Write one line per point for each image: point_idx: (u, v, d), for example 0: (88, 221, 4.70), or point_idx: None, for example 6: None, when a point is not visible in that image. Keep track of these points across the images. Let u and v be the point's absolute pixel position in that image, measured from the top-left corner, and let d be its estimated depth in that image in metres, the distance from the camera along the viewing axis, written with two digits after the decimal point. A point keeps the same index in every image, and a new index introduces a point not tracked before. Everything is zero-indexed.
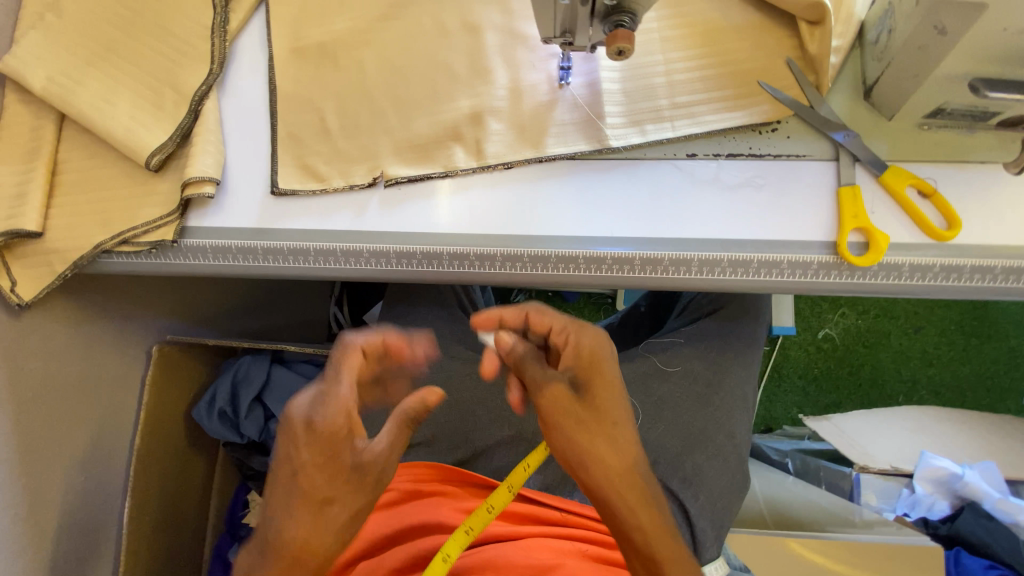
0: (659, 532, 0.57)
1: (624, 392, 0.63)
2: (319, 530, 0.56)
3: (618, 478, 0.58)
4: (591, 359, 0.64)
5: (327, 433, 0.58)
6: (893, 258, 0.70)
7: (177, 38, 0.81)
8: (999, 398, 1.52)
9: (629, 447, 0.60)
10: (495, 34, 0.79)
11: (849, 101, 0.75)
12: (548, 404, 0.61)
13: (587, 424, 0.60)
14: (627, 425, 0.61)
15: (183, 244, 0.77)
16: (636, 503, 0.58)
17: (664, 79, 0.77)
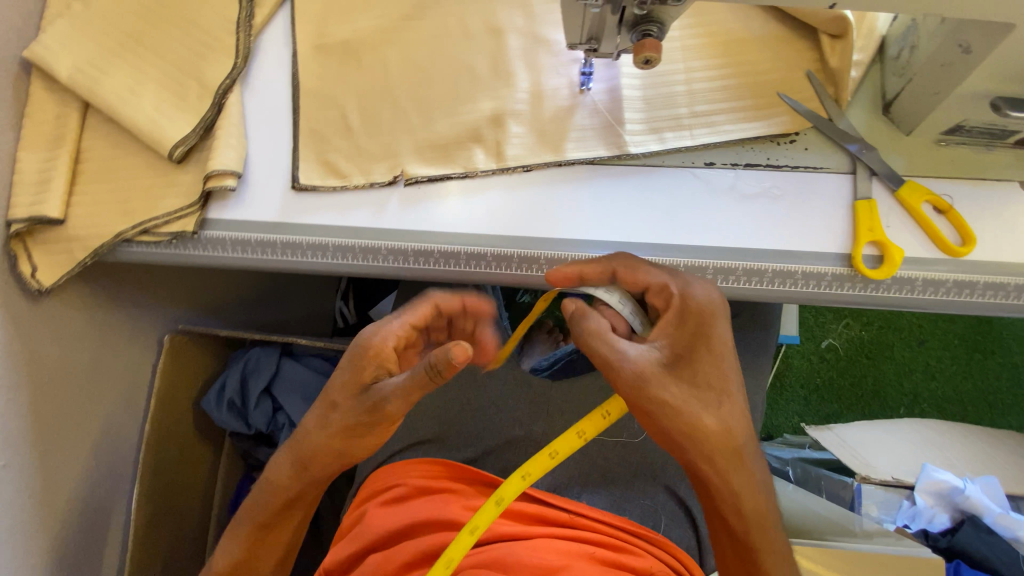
0: (751, 502, 0.60)
1: (731, 355, 0.61)
2: (317, 435, 0.68)
3: (725, 450, 0.60)
4: (697, 323, 0.61)
5: (357, 359, 0.67)
6: (906, 272, 0.71)
7: (202, 31, 0.82)
8: (1001, 413, 1.52)
9: (733, 419, 0.60)
10: (518, 37, 0.80)
11: (867, 115, 0.76)
12: (641, 378, 0.59)
13: (692, 397, 0.59)
14: (732, 396, 0.60)
15: (203, 235, 0.78)
16: (736, 472, 0.60)
17: (685, 87, 0.77)
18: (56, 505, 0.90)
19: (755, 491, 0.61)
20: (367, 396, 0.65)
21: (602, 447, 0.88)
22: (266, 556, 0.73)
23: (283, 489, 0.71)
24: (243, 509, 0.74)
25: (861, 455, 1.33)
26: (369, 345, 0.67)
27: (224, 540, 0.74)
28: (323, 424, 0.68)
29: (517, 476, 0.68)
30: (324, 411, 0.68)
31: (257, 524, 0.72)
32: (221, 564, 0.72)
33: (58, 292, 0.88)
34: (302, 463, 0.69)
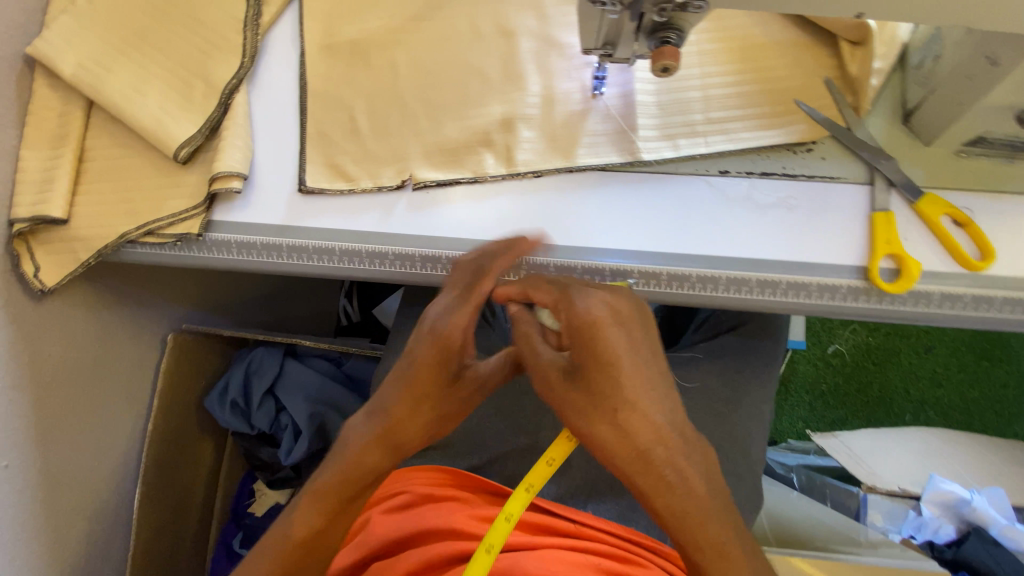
0: (679, 509, 0.51)
1: (628, 359, 0.52)
2: (410, 416, 0.63)
3: (630, 459, 0.52)
4: (582, 328, 0.54)
5: (453, 342, 0.61)
6: (922, 286, 0.69)
7: (209, 29, 0.80)
8: (1008, 421, 1.51)
9: (641, 427, 0.52)
10: (530, 40, 0.78)
11: (886, 125, 0.74)
12: (547, 392, 0.57)
13: (588, 409, 0.53)
14: (638, 398, 0.52)
15: (208, 238, 0.76)
16: (652, 483, 0.52)
17: (700, 93, 0.76)
18: (59, 505, 0.90)
19: (681, 497, 0.51)
20: (460, 383, 0.65)
21: None
22: (340, 531, 0.64)
23: (367, 471, 0.63)
24: (323, 480, 0.63)
25: (867, 465, 1.35)
26: (459, 334, 0.61)
27: (297, 509, 0.63)
28: (416, 407, 0.63)
29: (521, 489, 0.71)
30: (415, 393, 0.63)
31: (342, 499, 0.63)
32: (299, 538, 0.61)
33: (62, 291, 0.87)
34: (392, 447, 0.63)
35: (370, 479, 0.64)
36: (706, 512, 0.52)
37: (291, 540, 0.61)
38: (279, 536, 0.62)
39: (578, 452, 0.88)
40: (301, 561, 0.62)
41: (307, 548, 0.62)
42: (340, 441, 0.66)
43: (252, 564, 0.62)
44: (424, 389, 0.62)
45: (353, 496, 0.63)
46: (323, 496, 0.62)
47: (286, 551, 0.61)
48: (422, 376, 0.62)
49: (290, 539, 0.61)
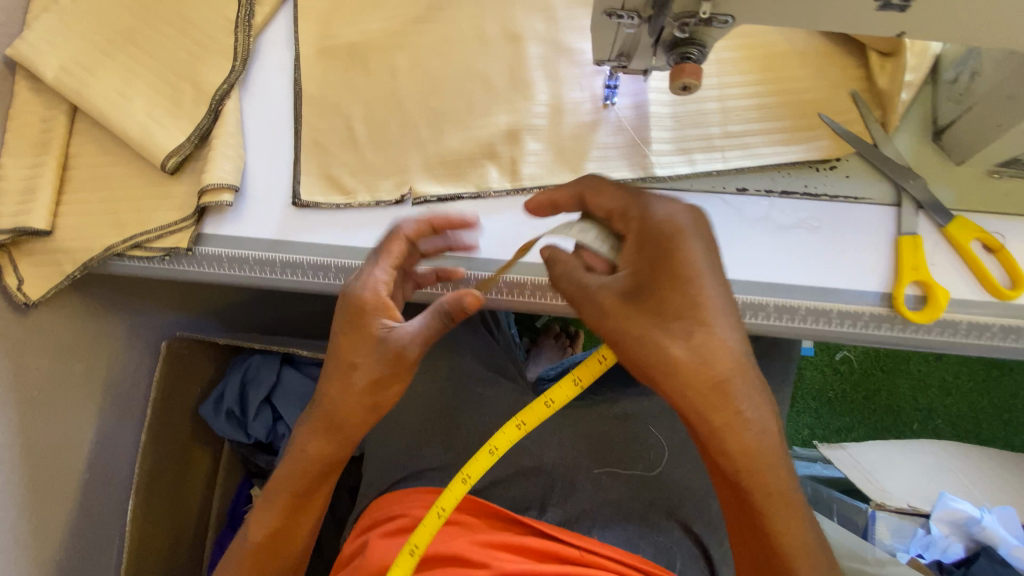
0: (742, 440, 0.52)
1: (709, 272, 0.51)
2: (334, 395, 0.62)
3: (705, 389, 0.50)
4: (660, 241, 0.52)
5: (364, 305, 0.60)
6: (950, 314, 0.66)
7: (198, 30, 0.76)
8: (1016, 432, 1.48)
9: (718, 349, 0.50)
10: (538, 45, 0.74)
11: (915, 142, 0.70)
12: (603, 317, 0.52)
13: (659, 332, 0.50)
14: (714, 324, 0.50)
15: (198, 252, 0.73)
16: (724, 416, 0.51)
17: (717, 105, 0.71)
18: (48, 519, 0.88)
19: (752, 433, 0.52)
20: (384, 345, 0.59)
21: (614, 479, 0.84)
22: (298, 526, 0.68)
23: (309, 460, 0.65)
24: (273, 483, 0.68)
25: (875, 480, 1.28)
26: (369, 294, 0.61)
27: (256, 513, 0.68)
28: (342, 384, 0.61)
29: (483, 453, 0.68)
30: (340, 371, 0.61)
31: (290, 495, 0.67)
32: (259, 539, 0.67)
33: (48, 303, 0.84)
34: (328, 430, 0.64)
35: (318, 468, 0.66)
36: (765, 447, 0.53)
37: (255, 542, 0.67)
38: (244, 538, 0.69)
39: (583, 474, 0.85)
40: (264, 556, 0.67)
41: (268, 546, 0.67)
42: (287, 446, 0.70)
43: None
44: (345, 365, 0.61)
45: (306, 488, 0.66)
46: (276, 499, 0.67)
47: (251, 552, 0.67)
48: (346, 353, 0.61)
49: (252, 542, 0.67)
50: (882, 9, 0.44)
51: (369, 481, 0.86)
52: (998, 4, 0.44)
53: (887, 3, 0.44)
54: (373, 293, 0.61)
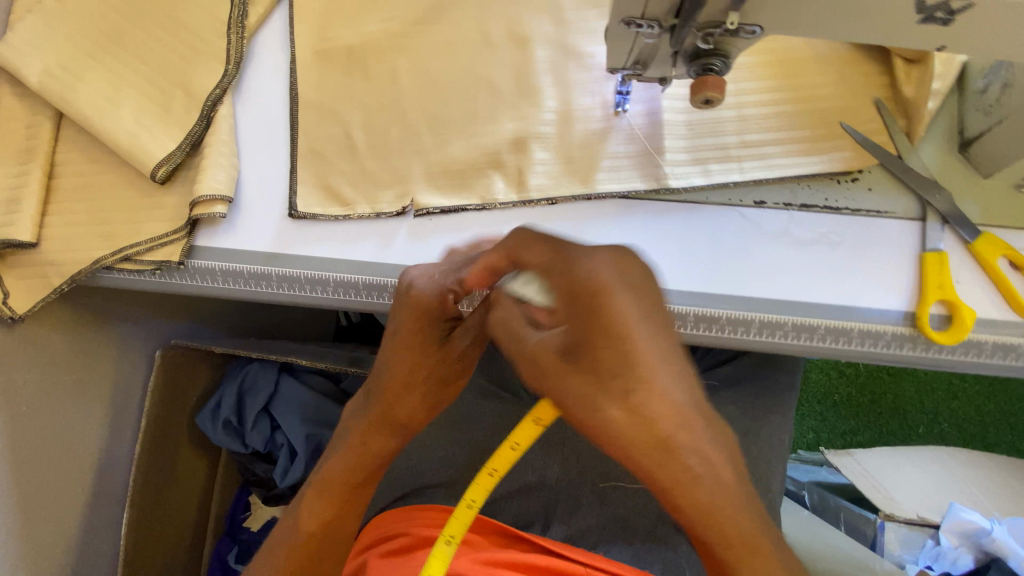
0: (711, 515, 0.37)
1: (641, 327, 0.39)
2: (395, 392, 0.56)
3: (647, 455, 0.37)
4: (585, 297, 0.40)
5: (430, 305, 0.55)
6: (975, 335, 0.63)
7: (189, 32, 0.72)
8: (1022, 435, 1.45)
9: (663, 412, 0.37)
10: (546, 48, 0.70)
11: (941, 153, 0.67)
12: (534, 371, 0.42)
13: (591, 396, 0.39)
14: (657, 377, 0.38)
15: (190, 265, 0.70)
16: (673, 479, 0.37)
17: (734, 113, 0.68)
18: (39, 537, 0.85)
19: (713, 500, 0.37)
20: (449, 345, 0.56)
21: (622, 497, 0.81)
22: (350, 518, 0.61)
23: (367, 454, 0.59)
24: (325, 472, 0.60)
25: (886, 491, 1.23)
26: (435, 295, 0.55)
27: (305, 501, 0.61)
28: (405, 384, 0.56)
29: (483, 474, 0.59)
30: (399, 367, 0.55)
31: (346, 488, 0.60)
32: (310, 531, 0.59)
33: (36, 316, 0.81)
34: (386, 426, 0.57)
35: (376, 463, 0.60)
36: (745, 525, 0.38)
37: (304, 532, 0.60)
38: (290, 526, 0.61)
39: (590, 491, 0.82)
40: (317, 549, 0.59)
41: (321, 540, 0.60)
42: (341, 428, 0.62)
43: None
44: (405, 365, 0.55)
45: (362, 481, 0.60)
46: (329, 488, 0.60)
47: (299, 544, 0.59)
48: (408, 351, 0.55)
49: (299, 531, 0.60)
50: (924, 22, 0.41)
51: (369, 498, 0.83)
52: None
53: (929, 16, 0.41)
54: (440, 293, 0.55)
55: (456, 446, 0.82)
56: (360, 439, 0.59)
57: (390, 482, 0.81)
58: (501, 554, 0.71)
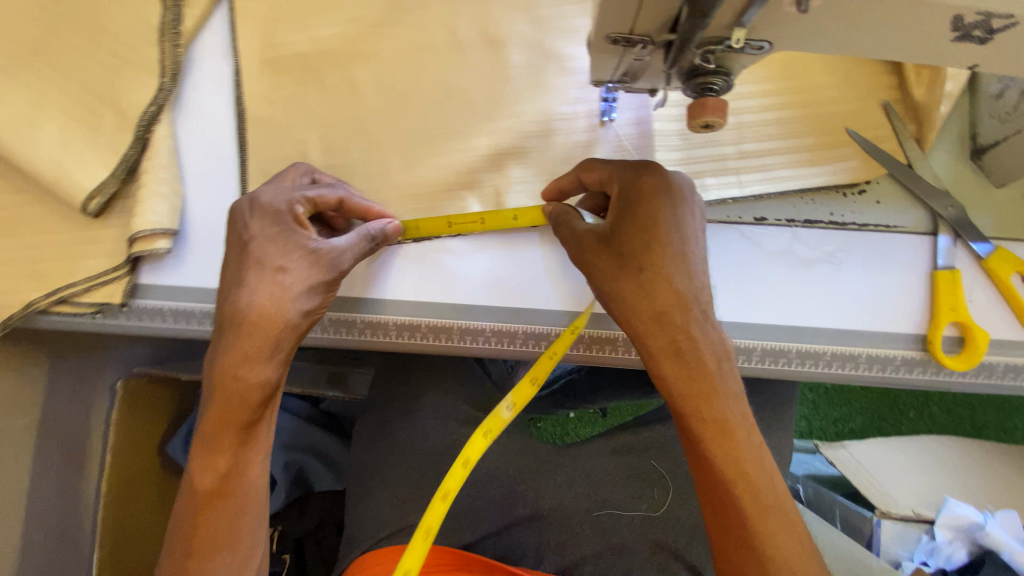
0: (688, 371, 0.49)
1: (671, 226, 0.51)
2: (262, 304, 0.51)
3: (649, 320, 0.50)
4: (634, 198, 0.52)
5: (275, 211, 0.53)
6: (988, 357, 0.59)
7: (118, 41, 0.64)
8: (1012, 415, 1.39)
9: (666, 285, 0.50)
10: (522, 50, 0.63)
11: (953, 160, 0.62)
12: (581, 255, 0.54)
13: (614, 268, 0.51)
14: (668, 265, 0.50)
15: (135, 306, 0.63)
16: (660, 343, 0.50)
17: (732, 119, 0.62)
18: None
19: (685, 363, 0.49)
20: (308, 250, 0.53)
21: (618, 526, 0.76)
22: (255, 463, 0.54)
23: (248, 388, 0.52)
24: (205, 421, 0.53)
25: (877, 481, 1.19)
26: (280, 204, 0.53)
27: (195, 456, 0.53)
28: (277, 289, 0.52)
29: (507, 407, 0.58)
30: (265, 276, 0.52)
31: (232, 431, 0.52)
32: (207, 488, 0.52)
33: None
34: (265, 347, 0.51)
35: (261, 395, 0.52)
36: (710, 380, 0.49)
37: (203, 491, 0.52)
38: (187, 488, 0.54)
39: (586, 521, 0.76)
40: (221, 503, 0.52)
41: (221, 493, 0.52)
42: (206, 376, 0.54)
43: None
44: (267, 274, 0.52)
45: (250, 418, 0.52)
46: (216, 436, 0.52)
47: (201, 503, 0.52)
48: (260, 261, 0.52)
49: (197, 492, 0.52)
50: (959, 40, 0.35)
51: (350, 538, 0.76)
52: None
53: (965, 34, 0.35)
54: (290, 207, 0.54)
55: (440, 481, 0.76)
56: (230, 373, 0.52)
57: (372, 523, 0.74)
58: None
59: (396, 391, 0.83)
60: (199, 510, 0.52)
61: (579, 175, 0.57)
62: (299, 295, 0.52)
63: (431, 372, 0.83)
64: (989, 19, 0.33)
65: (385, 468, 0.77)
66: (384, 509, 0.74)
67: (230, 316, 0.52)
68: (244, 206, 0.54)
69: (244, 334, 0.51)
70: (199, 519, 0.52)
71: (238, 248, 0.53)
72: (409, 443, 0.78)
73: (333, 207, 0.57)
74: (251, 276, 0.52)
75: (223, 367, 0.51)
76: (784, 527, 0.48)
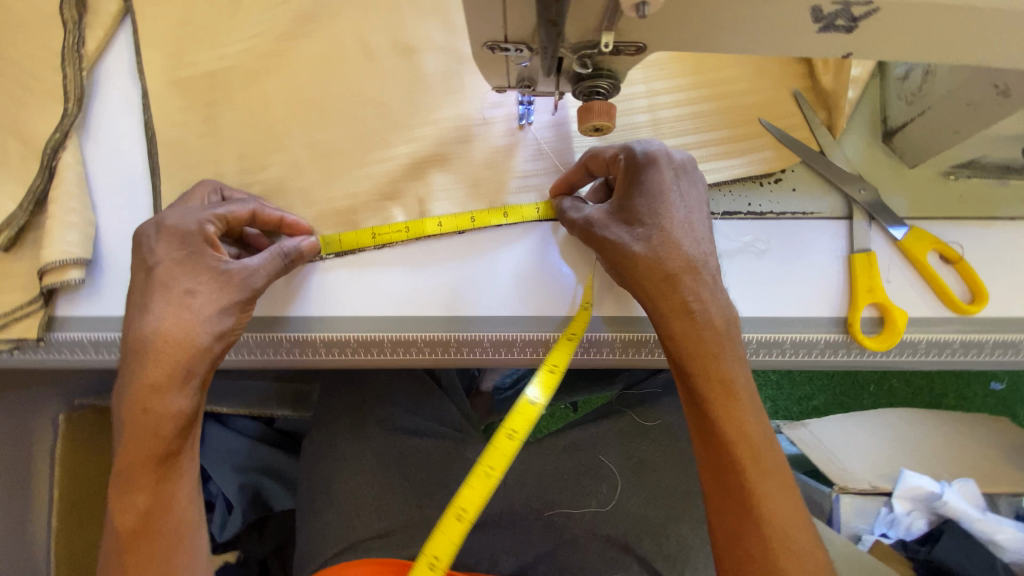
0: (698, 336, 0.49)
1: (676, 193, 0.51)
2: (169, 332, 0.50)
3: (659, 284, 0.50)
4: (636, 167, 0.51)
5: (182, 235, 0.52)
6: (909, 335, 0.60)
7: (19, 68, 0.62)
8: (967, 383, 1.42)
9: (673, 247, 0.50)
10: (437, 58, 0.63)
11: (866, 144, 0.63)
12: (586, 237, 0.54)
13: (624, 235, 0.51)
14: (676, 230, 0.51)
15: (53, 340, 0.60)
16: (674, 303, 0.50)
17: (648, 116, 0.62)
18: None
19: (696, 323, 0.49)
20: (217, 274, 0.52)
21: (570, 522, 0.77)
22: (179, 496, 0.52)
23: (161, 421, 0.50)
24: (120, 459, 0.51)
25: (836, 459, 1.19)
26: (188, 225, 0.52)
27: (115, 495, 0.51)
28: (180, 315, 0.51)
29: (505, 437, 0.55)
30: (172, 301, 0.51)
31: (149, 465, 0.50)
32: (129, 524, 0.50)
33: None
34: (175, 375, 0.50)
35: (176, 427, 0.51)
36: (720, 345, 0.49)
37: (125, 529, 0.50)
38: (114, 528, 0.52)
39: (536, 521, 0.77)
40: (146, 541, 0.50)
41: (144, 531, 0.50)
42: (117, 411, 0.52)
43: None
44: (176, 298, 0.51)
45: (168, 449, 0.51)
46: (132, 473, 0.51)
47: (125, 542, 0.51)
48: (167, 285, 0.51)
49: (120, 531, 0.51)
50: (824, 31, 0.35)
51: (301, 558, 0.74)
52: (974, 24, 0.34)
53: (829, 24, 0.34)
54: (199, 227, 0.53)
55: (388, 494, 0.75)
56: (141, 406, 0.50)
57: (321, 540, 0.73)
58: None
59: (341, 405, 0.82)
60: (125, 550, 0.51)
61: (585, 158, 0.56)
62: (207, 320, 0.51)
63: (377, 384, 0.83)
64: (848, 7, 0.33)
65: (333, 484, 0.76)
66: (332, 526, 0.73)
67: (133, 347, 0.51)
68: (151, 230, 0.53)
69: (152, 363, 0.50)
70: (125, 558, 0.50)
71: (145, 275, 0.52)
72: (356, 457, 0.77)
73: (244, 222, 0.56)
74: (157, 300, 0.51)
75: (135, 400, 0.50)
76: (781, 490, 0.47)
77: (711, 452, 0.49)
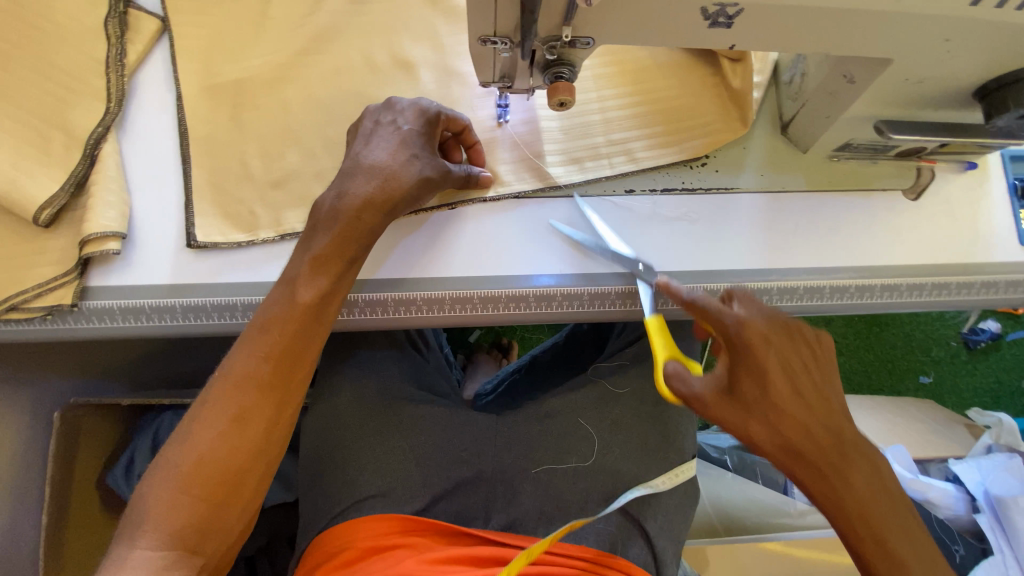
0: (805, 390, 0.57)
1: (778, 358, 0.57)
2: (401, 181, 0.64)
3: (816, 471, 0.57)
4: (744, 348, 0.57)
5: (431, 120, 0.68)
6: (814, 282, 0.74)
7: (64, 73, 0.71)
8: (900, 378, 1.53)
9: (796, 425, 0.56)
10: (429, 69, 0.77)
11: (768, 137, 0.80)
12: (712, 414, 0.58)
13: (735, 415, 0.57)
14: (750, 322, 0.57)
15: (85, 307, 0.67)
16: (792, 424, 0.56)
17: (600, 116, 0.79)
18: None
19: (794, 411, 0.57)
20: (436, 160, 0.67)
21: (554, 477, 0.83)
22: (335, 302, 0.64)
23: (366, 226, 0.63)
24: (317, 248, 0.62)
25: None
26: (438, 116, 0.68)
27: (299, 279, 0.61)
28: (408, 162, 0.65)
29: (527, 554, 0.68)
30: (404, 159, 0.65)
31: (342, 262, 0.63)
32: (306, 303, 0.61)
33: None
34: (389, 204, 0.64)
35: (360, 245, 0.64)
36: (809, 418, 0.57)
37: (270, 319, 0.60)
38: (276, 309, 0.61)
39: (525, 479, 0.84)
40: (307, 325, 0.61)
41: (310, 316, 0.61)
42: (325, 211, 0.63)
43: (237, 391, 0.58)
44: (404, 155, 0.65)
45: (356, 254, 0.63)
46: (325, 263, 0.62)
47: (284, 319, 0.60)
48: (403, 142, 0.65)
49: (292, 308, 0.60)
50: (712, 26, 0.51)
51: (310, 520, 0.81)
52: (809, 23, 0.51)
53: (714, 21, 0.51)
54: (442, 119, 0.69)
55: (388, 454, 0.82)
56: (357, 213, 0.63)
57: (327, 501, 0.80)
58: (469, 548, 0.75)
59: (342, 383, 0.90)
60: (284, 331, 0.60)
61: (745, 323, 0.57)
62: (425, 178, 0.66)
63: (374, 363, 0.92)
64: (723, 8, 0.49)
65: (342, 450, 0.83)
66: (338, 486, 0.80)
67: (354, 167, 0.64)
68: (411, 106, 0.67)
69: (381, 188, 0.63)
70: (280, 329, 0.60)
71: (394, 131, 0.66)
72: (359, 421, 0.86)
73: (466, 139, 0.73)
74: (385, 149, 0.65)
75: (350, 206, 0.62)
76: (903, 532, 0.56)
77: (834, 518, 0.57)
